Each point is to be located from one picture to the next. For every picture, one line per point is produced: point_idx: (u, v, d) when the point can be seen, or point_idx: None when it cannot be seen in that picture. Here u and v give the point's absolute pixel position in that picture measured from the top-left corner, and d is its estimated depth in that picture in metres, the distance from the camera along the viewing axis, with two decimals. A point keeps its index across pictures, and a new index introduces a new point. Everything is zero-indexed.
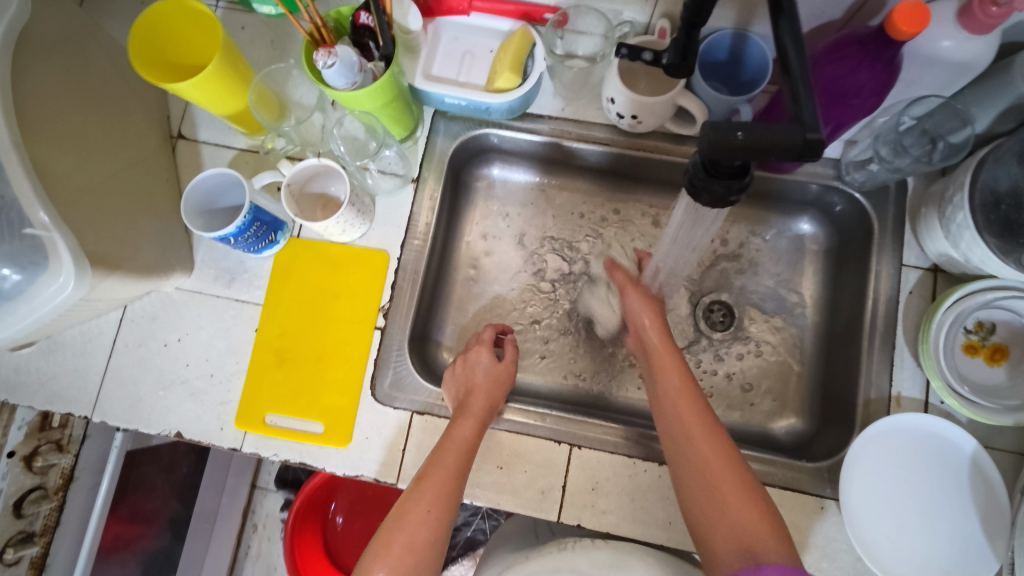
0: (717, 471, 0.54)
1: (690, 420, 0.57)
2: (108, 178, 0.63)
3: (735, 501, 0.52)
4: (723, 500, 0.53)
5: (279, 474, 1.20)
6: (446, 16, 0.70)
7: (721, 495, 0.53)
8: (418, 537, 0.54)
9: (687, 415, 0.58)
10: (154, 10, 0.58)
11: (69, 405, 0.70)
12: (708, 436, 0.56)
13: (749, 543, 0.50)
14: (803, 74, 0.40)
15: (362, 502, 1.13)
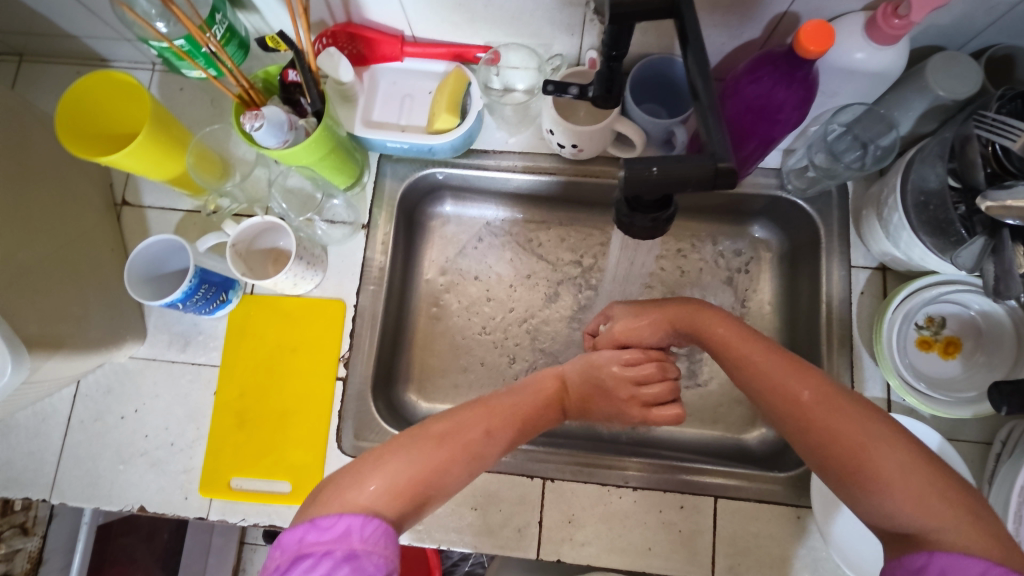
0: (873, 443, 0.44)
1: (806, 393, 0.48)
2: (51, 256, 0.62)
3: (912, 471, 0.42)
4: (888, 486, 0.42)
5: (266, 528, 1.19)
6: (381, 63, 0.70)
7: (889, 472, 0.43)
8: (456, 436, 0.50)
9: (803, 395, 0.48)
10: (81, 84, 0.58)
11: (25, 489, 0.68)
12: (841, 412, 0.46)
13: (920, 507, 0.41)
14: (711, 105, 0.42)
15: None
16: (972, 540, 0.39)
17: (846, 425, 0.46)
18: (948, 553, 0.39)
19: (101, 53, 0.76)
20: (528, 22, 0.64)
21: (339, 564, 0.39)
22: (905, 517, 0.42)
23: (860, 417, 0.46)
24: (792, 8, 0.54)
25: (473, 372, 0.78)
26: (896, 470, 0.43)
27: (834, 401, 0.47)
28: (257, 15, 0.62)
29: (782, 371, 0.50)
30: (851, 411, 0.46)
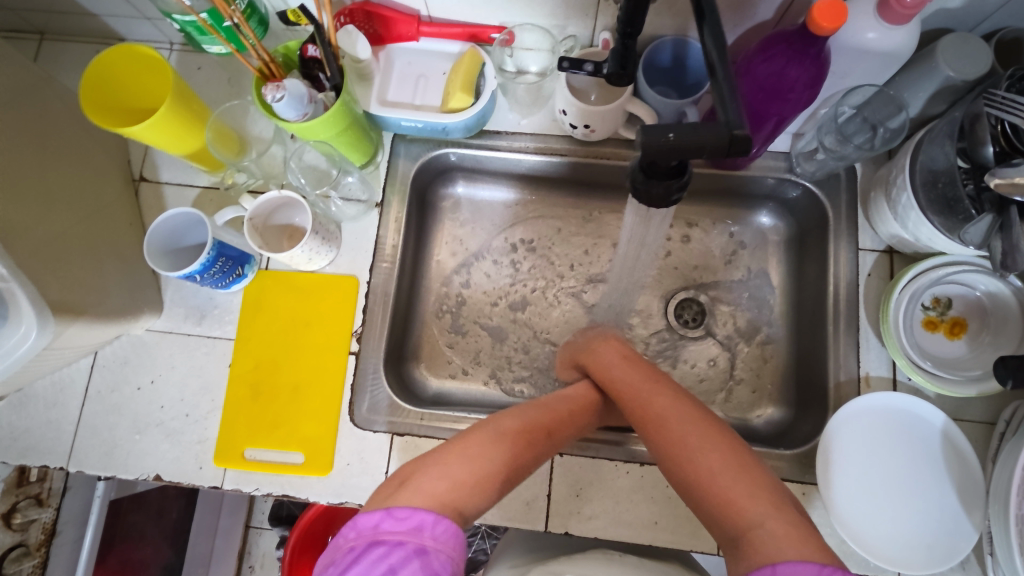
0: (712, 458, 0.50)
1: (667, 417, 0.55)
2: (72, 226, 0.63)
3: (739, 482, 0.48)
4: (721, 495, 0.48)
5: (272, 512, 1.23)
6: (396, 43, 0.71)
7: (722, 485, 0.48)
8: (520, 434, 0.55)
9: (667, 417, 0.55)
10: (101, 59, 0.58)
11: (43, 457, 0.69)
12: (692, 433, 0.53)
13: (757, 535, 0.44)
14: (728, 76, 0.43)
15: None
16: (787, 540, 0.42)
17: (706, 453, 0.51)
18: (789, 563, 0.40)
19: (119, 31, 0.77)
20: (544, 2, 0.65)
21: (409, 557, 0.42)
22: (731, 524, 0.46)
23: (710, 437, 0.52)
24: None
25: (483, 351, 0.79)
26: (723, 482, 0.48)
27: (693, 423, 0.54)
28: None
29: (654, 398, 0.57)
30: (704, 430, 0.53)
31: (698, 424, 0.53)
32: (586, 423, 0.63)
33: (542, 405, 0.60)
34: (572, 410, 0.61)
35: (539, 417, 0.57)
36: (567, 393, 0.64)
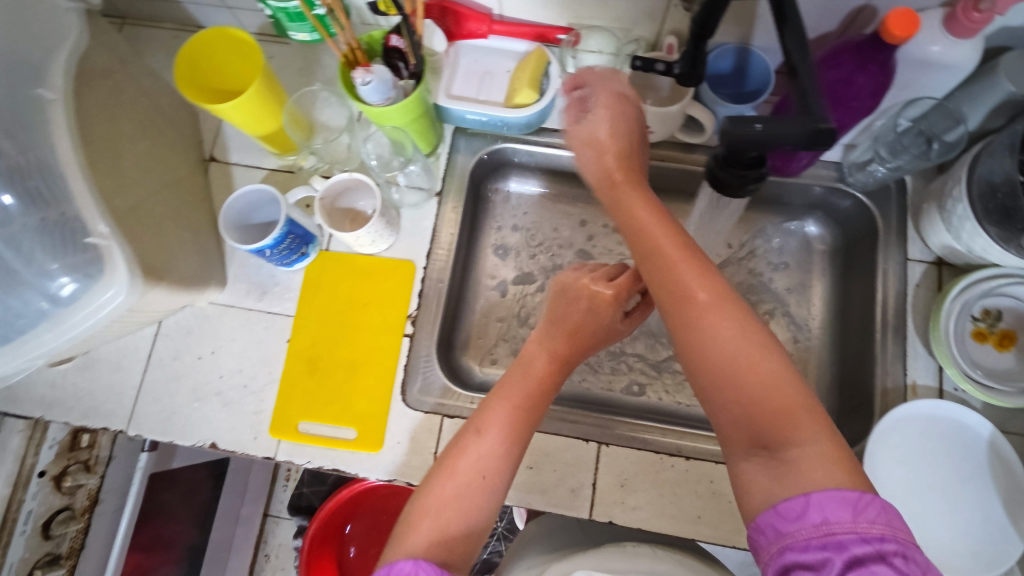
0: (745, 360, 0.44)
1: (696, 294, 0.47)
2: (154, 195, 0.65)
3: (780, 380, 0.43)
4: (749, 400, 0.43)
5: (291, 501, 1.24)
6: (466, 40, 0.74)
7: (750, 385, 0.43)
8: (501, 457, 0.51)
9: (698, 295, 0.46)
10: (197, 38, 0.62)
11: (105, 419, 0.71)
12: (724, 323, 0.45)
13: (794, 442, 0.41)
14: (808, 75, 0.45)
15: (376, 531, 1.21)
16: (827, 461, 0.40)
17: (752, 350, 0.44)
18: (821, 489, 0.38)
19: (197, 20, 0.80)
20: (614, 7, 0.68)
21: None
22: (755, 431, 0.42)
23: (741, 325, 0.45)
24: (872, 2, 0.58)
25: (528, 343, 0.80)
26: (761, 378, 0.43)
27: (722, 308, 0.46)
28: None
29: (685, 268, 0.48)
30: (732, 315, 0.45)
31: (727, 305, 0.46)
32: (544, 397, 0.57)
33: (502, 395, 0.55)
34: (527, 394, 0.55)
35: (517, 421, 0.53)
36: (513, 372, 0.58)
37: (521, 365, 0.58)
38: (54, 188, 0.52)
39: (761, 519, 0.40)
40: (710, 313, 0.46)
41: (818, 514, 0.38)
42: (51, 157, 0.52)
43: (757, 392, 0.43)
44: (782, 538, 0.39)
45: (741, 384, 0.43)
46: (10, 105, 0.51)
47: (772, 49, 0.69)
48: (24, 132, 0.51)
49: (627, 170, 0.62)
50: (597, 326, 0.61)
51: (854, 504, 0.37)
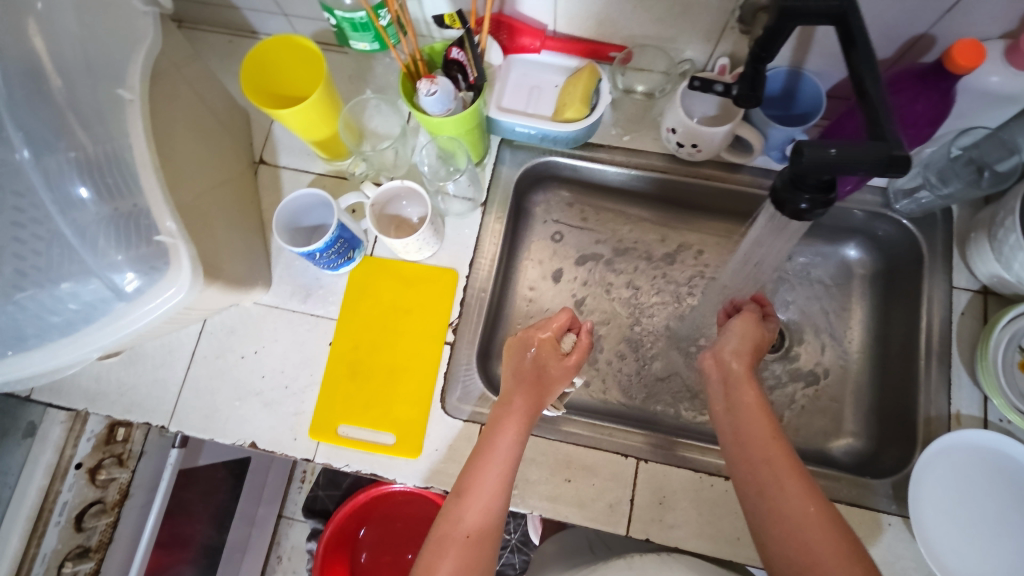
0: (785, 499, 0.52)
1: (754, 416, 0.58)
2: (210, 196, 0.67)
3: (812, 529, 0.50)
4: (808, 544, 0.50)
5: (306, 504, 1.24)
6: (517, 54, 0.76)
7: (817, 544, 0.49)
8: (491, 510, 0.57)
9: (753, 437, 0.57)
10: (262, 47, 0.64)
11: (147, 414, 0.72)
12: (785, 467, 0.54)
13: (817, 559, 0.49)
14: (881, 103, 0.46)
15: (388, 539, 1.20)
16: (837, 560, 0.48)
17: (800, 511, 0.51)
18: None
19: (253, 26, 0.82)
20: (668, 27, 0.69)
21: None
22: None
23: (807, 490, 0.52)
24: (931, 30, 0.59)
25: None
26: (795, 519, 0.51)
27: (792, 479, 0.53)
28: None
29: (762, 432, 0.57)
30: (795, 483, 0.53)
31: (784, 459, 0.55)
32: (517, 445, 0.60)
33: (486, 458, 0.59)
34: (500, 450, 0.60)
35: (504, 475, 0.59)
36: (493, 429, 0.61)
37: (501, 414, 0.62)
38: (126, 181, 0.55)
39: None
40: (787, 500, 0.52)
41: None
42: (131, 156, 0.54)
43: (779, 500, 0.52)
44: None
45: (770, 493, 0.53)
46: (92, 103, 0.55)
47: (823, 73, 0.70)
48: (105, 138, 0.55)
49: (747, 358, 0.64)
50: (556, 376, 0.66)
51: None
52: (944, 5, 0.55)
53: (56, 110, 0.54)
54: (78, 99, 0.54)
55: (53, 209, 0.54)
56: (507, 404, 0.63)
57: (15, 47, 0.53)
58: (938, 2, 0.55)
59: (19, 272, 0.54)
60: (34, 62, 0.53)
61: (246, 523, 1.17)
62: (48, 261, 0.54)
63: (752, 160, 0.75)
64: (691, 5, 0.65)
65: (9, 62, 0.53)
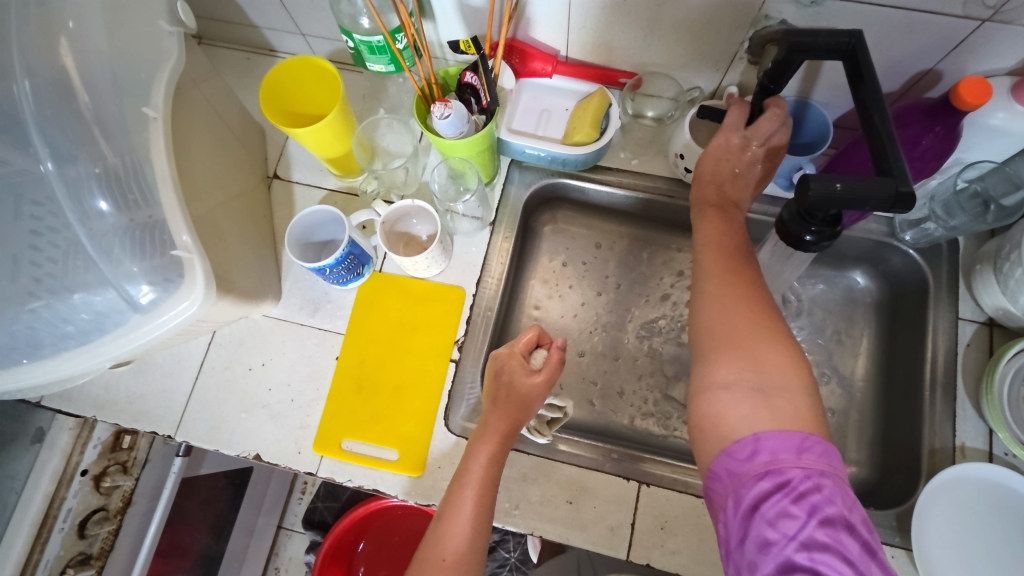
0: (728, 292, 0.53)
1: (712, 235, 0.59)
2: (224, 209, 0.68)
3: (758, 327, 0.50)
4: (739, 330, 0.50)
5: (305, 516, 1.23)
6: (529, 78, 0.77)
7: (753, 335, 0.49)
8: (470, 537, 0.57)
9: (711, 254, 0.57)
10: (282, 66, 0.66)
11: (154, 423, 0.73)
12: (734, 270, 0.55)
13: (757, 349, 0.48)
14: (888, 133, 0.47)
15: (385, 551, 1.20)
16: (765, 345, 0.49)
17: (743, 307, 0.52)
18: (773, 434, 0.43)
19: (272, 44, 0.84)
20: (679, 55, 0.70)
21: None
22: (747, 369, 0.48)
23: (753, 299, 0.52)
24: (937, 66, 0.60)
25: (572, 376, 0.80)
26: (736, 309, 0.51)
27: (740, 283, 0.54)
28: (433, 23, 0.71)
29: (723, 248, 0.57)
30: (740, 289, 0.53)
31: (743, 273, 0.55)
32: (493, 468, 0.61)
33: (462, 481, 0.60)
34: (475, 470, 0.60)
35: (479, 499, 0.59)
36: (471, 452, 0.62)
37: (479, 434, 0.63)
38: (143, 194, 0.56)
39: (717, 467, 0.46)
40: (729, 291, 0.53)
41: (768, 454, 0.43)
42: (151, 171, 0.56)
43: (721, 299, 0.53)
44: (734, 479, 0.44)
45: (712, 296, 0.54)
46: (116, 118, 0.56)
47: (829, 104, 0.71)
48: (126, 150, 0.56)
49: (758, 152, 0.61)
50: (528, 395, 0.63)
51: (798, 446, 0.43)
52: (952, 42, 0.56)
53: (81, 124, 0.56)
54: (103, 113, 0.56)
55: (73, 218, 0.55)
56: (481, 428, 0.63)
57: (46, 66, 0.55)
58: (945, 38, 0.56)
59: (35, 280, 0.55)
60: (63, 78, 0.56)
61: (245, 535, 1.16)
62: (64, 270, 0.55)
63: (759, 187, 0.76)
64: (701, 35, 0.66)
65: (40, 82, 0.55)
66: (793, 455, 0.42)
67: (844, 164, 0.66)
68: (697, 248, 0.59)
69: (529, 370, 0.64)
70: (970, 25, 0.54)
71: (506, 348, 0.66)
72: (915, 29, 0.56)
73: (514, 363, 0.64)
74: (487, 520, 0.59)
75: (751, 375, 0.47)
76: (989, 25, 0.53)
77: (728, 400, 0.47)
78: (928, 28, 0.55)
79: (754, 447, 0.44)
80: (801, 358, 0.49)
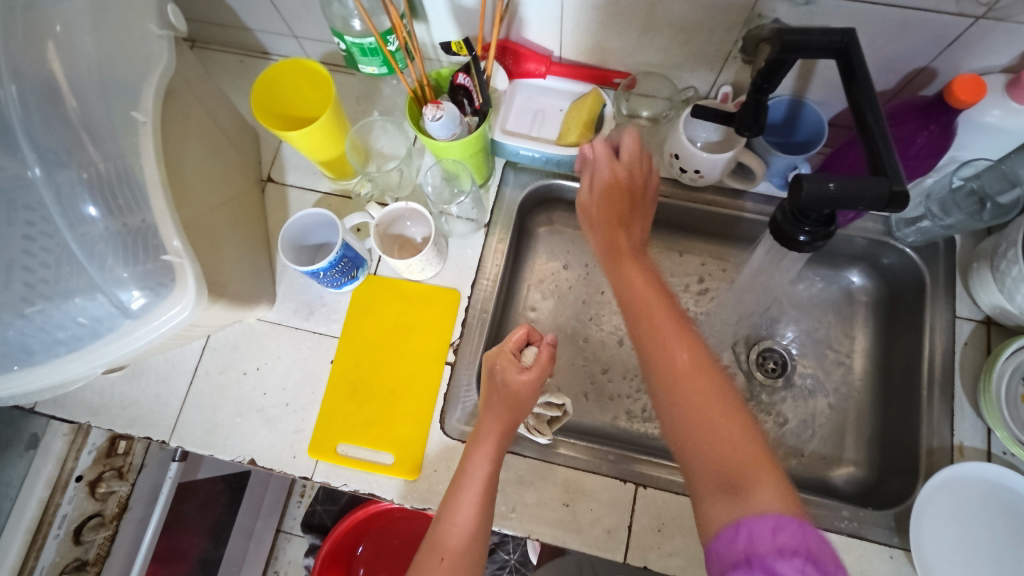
0: (678, 368, 0.50)
1: (643, 292, 0.56)
2: (217, 212, 0.68)
3: (725, 418, 0.48)
4: (704, 415, 0.48)
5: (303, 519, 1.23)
6: (523, 79, 0.77)
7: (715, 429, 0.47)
8: (468, 539, 0.56)
9: (652, 311, 0.55)
10: (274, 69, 0.65)
11: (148, 429, 0.73)
12: (677, 330, 0.53)
13: (726, 435, 0.47)
14: (881, 133, 0.46)
15: (385, 553, 1.18)
16: (725, 430, 0.47)
17: (696, 383, 0.49)
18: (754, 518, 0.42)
19: (265, 47, 0.84)
20: (673, 55, 0.70)
21: None
22: (722, 476, 0.45)
23: (705, 373, 0.50)
24: (932, 64, 0.60)
25: (569, 378, 0.80)
26: (694, 392, 0.49)
27: (685, 347, 0.51)
28: (426, 24, 0.71)
29: (660, 307, 0.55)
30: (691, 362, 0.51)
31: (686, 336, 0.52)
32: (489, 468, 0.60)
33: (459, 483, 0.60)
34: (472, 471, 0.60)
35: (477, 500, 0.58)
36: (467, 454, 0.61)
37: (475, 435, 0.62)
38: (133, 198, 0.56)
39: (710, 551, 0.44)
40: (681, 364, 0.50)
41: (748, 537, 0.41)
42: (141, 176, 0.55)
43: (673, 375, 0.50)
44: (721, 562, 0.43)
45: (662, 366, 0.51)
46: (105, 122, 0.56)
47: (824, 103, 0.71)
48: (115, 155, 0.56)
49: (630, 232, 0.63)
50: (522, 393, 0.62)
51: (775, 527, 0.41)
52: (946, 40, 0.56)
53: (70, 129, 0.56)
54: (92, 118, 0.56)
55: (61, 224, 0.55)
56: (478, 428, 0.63)
57: (33, 70, 0.55)
58: (940, 36, 0.56)
59: (27, 286, 0.55)
60: (51, 83, 0.55)
61: (243, 539, 1.16)
62: (56, 275, 0.55)
63: (754, 186, 0.76)
64: (694, 35, 0.65)
65: (27, 86, 0.55)
66: (773, 535, 0.41)
67: (839, 163, 0.66)
68: (630, 302, 0.56)
69: (519, 366, 0.62)
70: (964, 23, 0.53)
71: (498, 348, 0.65)
72: (909, 27, 0.55)
73: (505, 362, 0.63)
74: (487, 521, 0.58)
75: (725, 474, 0.45)
76: (983, 23, 0.53)
77: (710, 505, 0.45)
78: (922, 26, 0.55)
79: (736, 532, 0.42)
80: (759, 436, 0.48)
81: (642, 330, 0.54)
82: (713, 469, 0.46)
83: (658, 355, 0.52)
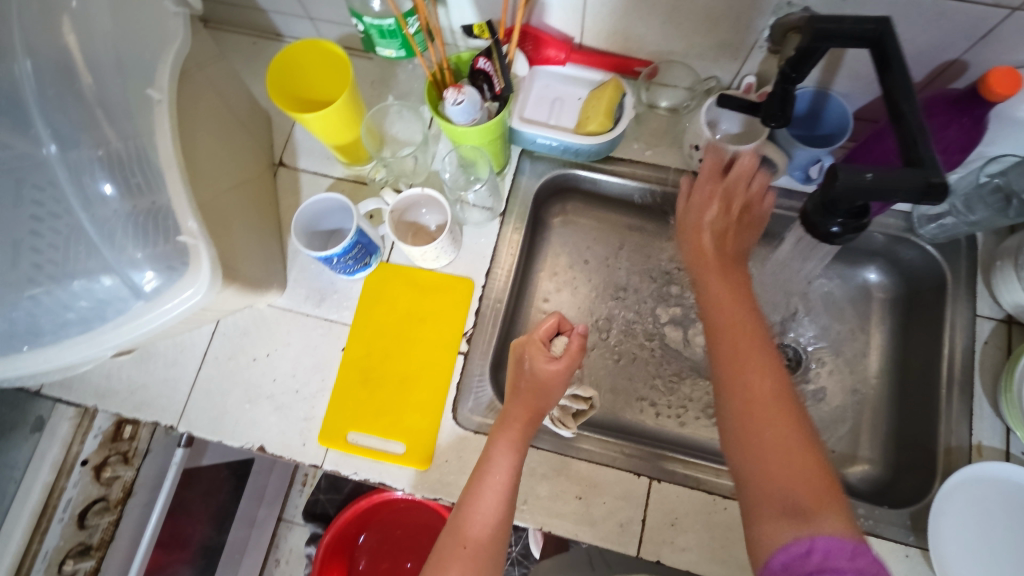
0: (762, 436, 0.48)
1: (744, 341, 0.53)
2: (228, 195, 0.67)
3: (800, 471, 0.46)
4: (772, 477, 0.47)
5: (306, 508, 1.23)
6: (542, 65, 0.75)
7: (777, 458, 0.47)
8: (492, 528, 0.56)
9: (751, 380, 0.51)
10: (292, 48, 0.64)
11: (156, 413, 0.72)
12: (772, 398, 0.50)
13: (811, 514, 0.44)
14: (919, 123, 0.45)
15: (387, 543, 1.18)
16: (806, 487, 0.46)
17: (780, 435, 0.48)
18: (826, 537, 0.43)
19: (279, 29, 0.83)
20: (696, 43, 0.69)
21: None
22: (786, 510, 0.45)
23: (797, 437, 0.48)
24: (964, 57, 0.59)
25: (582, 370, 0.79)
26: (767, 435, 0.48)
27: (786, 428, 0.48)
28: (445, 7, 0.69)
29: (754, 357, 0.52)
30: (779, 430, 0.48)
31: (774, 392, 0.50)
32: (513, 458, 0.59)
33: (483, 471, 0.59)
34: (496, 460, 0.59)
35: (501, 489, 0.58)
36: (492, 442, 0.60)
37: (501, 423, 0.61)
38: (148, 179, 0.55)
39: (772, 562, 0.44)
40: (768, 420, 0.49)
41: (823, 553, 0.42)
42: (156, 155, 0.54)
43: (758, 424, 0.49)
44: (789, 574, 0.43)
45: (751, 416, 0.49)
46: (120, 100, 0.55)
47: (849, 96, 0.69)
48: (130, 133, 0.55)
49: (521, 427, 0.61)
50: (549, 382, 0.61)
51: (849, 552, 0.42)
52: (980, 31, 0.55)
53: (84, 107, 0.54)
54: (107, 95, 0.55)
55: (74, 203, 0.54)
56: (502, 416, 0.62)
57: (48, 45, 0.54)
58: (973, 27, 0.54)
59: (36, 265, 0.54)
60: (66, 58, 0.54)
61: (247, 527, 1.15)
62: (65, 257, 0.54)
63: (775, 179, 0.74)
64: (720, 23, 0.64)
65: (41, 61, 0.54)
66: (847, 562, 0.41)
67: (866, 155, 0.65)
68: (717, 369, 0.54)
69: (548, 355, 0.62)
70: (999, 14, 0.52)
71: (527, 335, 0.64)
72: (943, 17, 0.54)
73: (533, 349, 0.62)
74: (509, 512, 0.58)
75: (791, 512, 0.45)
76: (1020, 15, 0.52)
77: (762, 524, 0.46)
78: (956, 16, 0.54)
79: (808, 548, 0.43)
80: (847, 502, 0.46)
81: (731, 386, 0.52)
82: (782, 523, 0.45)
83: (734, 410, 0.51)
